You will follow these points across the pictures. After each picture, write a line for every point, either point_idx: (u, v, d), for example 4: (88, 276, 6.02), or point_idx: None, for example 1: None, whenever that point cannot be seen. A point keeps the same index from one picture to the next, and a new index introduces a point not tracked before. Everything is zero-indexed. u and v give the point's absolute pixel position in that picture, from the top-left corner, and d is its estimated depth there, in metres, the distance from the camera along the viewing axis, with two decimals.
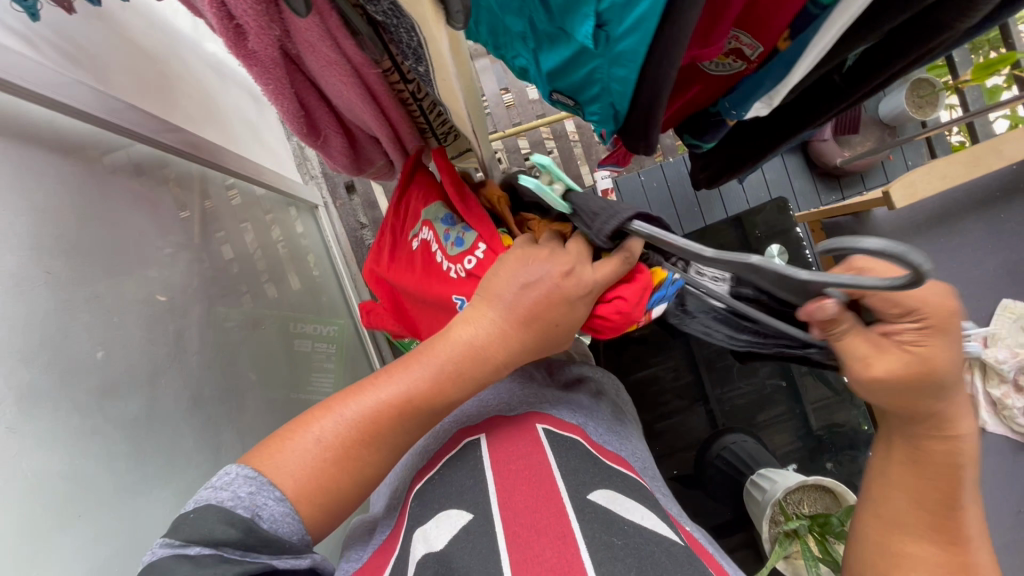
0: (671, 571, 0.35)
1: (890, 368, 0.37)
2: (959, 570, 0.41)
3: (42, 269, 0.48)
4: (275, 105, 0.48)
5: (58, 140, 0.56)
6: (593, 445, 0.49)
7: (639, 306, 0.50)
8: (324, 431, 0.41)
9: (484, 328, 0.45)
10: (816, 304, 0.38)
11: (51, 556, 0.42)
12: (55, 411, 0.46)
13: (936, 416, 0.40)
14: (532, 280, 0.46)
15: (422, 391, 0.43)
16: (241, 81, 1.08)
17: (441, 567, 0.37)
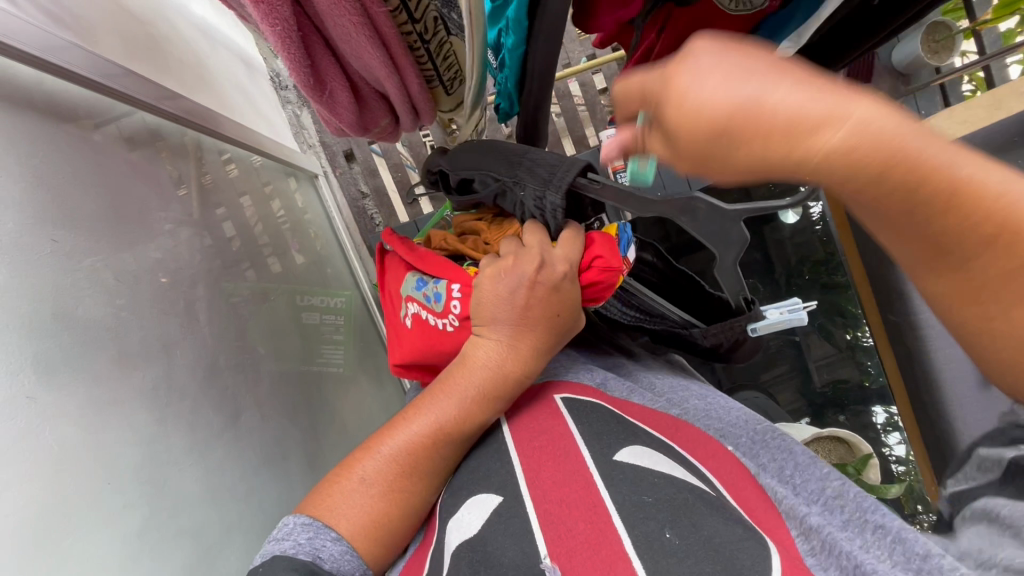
0: (704, 516, 0.34)
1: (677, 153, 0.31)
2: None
3: (46, 239, 0.47)
4: (280, 53, 0.46)
5: (48, 103, 0.54)
6: (616, 405, 0.47)
7: (615, 255, 0.48)
8: (367, 470, 0.43)
9: (492, 346, 0.46)
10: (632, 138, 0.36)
11: (86, 530, 0.42)
12: (74, 382, 0.45)
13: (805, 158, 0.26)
14: (527, 290, 0.45)
15: (448, 417, 0.44)
16: (231, 45, 1.04)
17: (476, 555, 0.36)
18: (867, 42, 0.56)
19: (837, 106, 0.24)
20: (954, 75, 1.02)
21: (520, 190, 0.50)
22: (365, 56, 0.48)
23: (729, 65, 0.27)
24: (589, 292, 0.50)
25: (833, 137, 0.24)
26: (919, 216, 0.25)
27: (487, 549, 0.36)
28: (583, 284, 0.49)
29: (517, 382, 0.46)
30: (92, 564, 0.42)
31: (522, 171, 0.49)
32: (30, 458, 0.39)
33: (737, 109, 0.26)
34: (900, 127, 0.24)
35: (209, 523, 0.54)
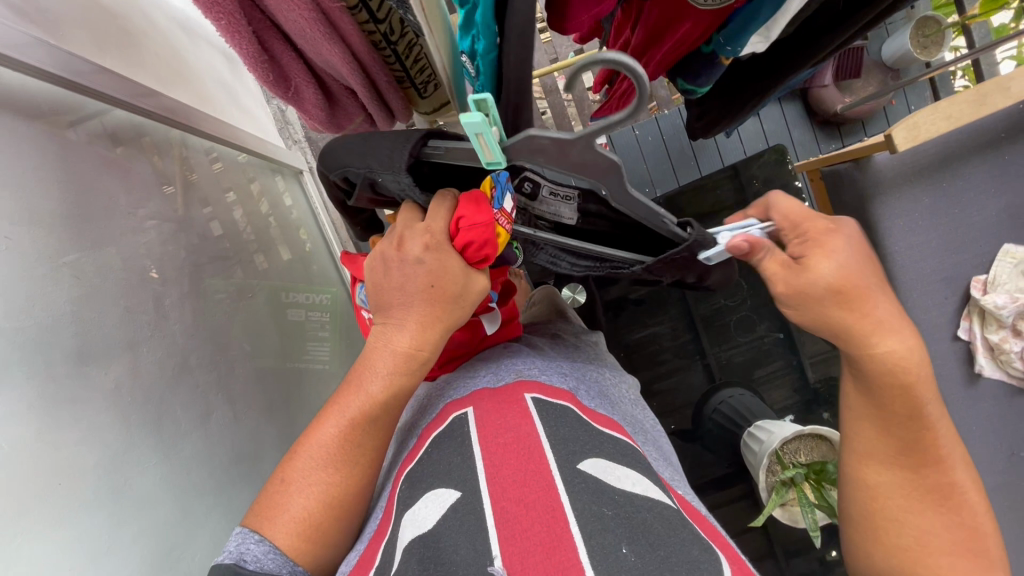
0: (662, 538, 0.33)
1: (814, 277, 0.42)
2: (932, 487, 0.43)
3: (2, 236, 0.46)
4: (232, 45, 0.45)
5: (13, 100, 0.53)
6: (584, 411, 0.46)
7: (480, 211, 0.48)
8: (287, 474, 0.46)
9: (383, 332, 0.48)
10: (736, 242, 0.45)
11: (39, 529, 0.41)
12: (27, 377, 0.44)
13: (855, 329, 0.42)
14: (398, 272, 0.48)
15: (352, 408, 0.47)
16: (214, 41, 1.03)
17: (427, 551, 0.35)
18: (842, 34, 0.54)
19: (897, 324, 0.42)
20: (942, 69, 1.00)
21: (377, 176, 0.53)
22: (326, 55, 0.48)
23: (853, 263, 0.42)
24: (470, 255, 0.49)
25: (892, 340, 0.42)
26: (890, 383, 0.42)
27: (438, 545, 0.35)
28: (460, 248, 0.49)
29: (410, 359, 0.47)
30: (42, 561, 0.41)
31: (373, 161, 0.52)
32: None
33: (860, 293, 0.42)
34: (921, 362, 0.43)
35: (173, 519, 0.53)
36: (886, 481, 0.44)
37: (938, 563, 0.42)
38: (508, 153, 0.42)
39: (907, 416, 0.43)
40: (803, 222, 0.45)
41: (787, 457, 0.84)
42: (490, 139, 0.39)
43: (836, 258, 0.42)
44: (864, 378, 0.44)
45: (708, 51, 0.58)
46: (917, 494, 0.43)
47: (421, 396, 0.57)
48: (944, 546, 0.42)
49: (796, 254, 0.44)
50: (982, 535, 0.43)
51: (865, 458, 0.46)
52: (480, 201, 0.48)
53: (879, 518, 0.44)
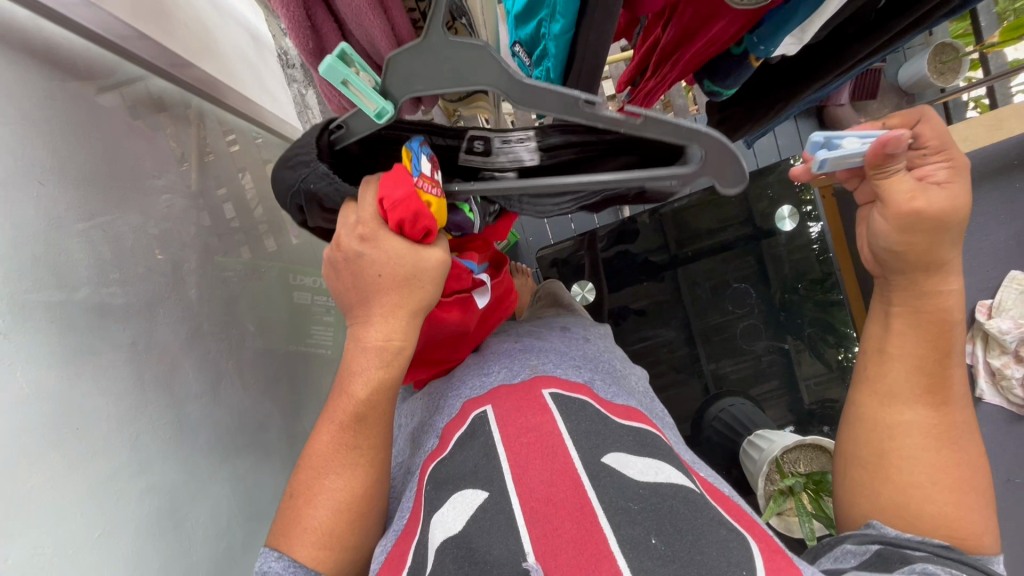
0: (688, 520, 0.33)
1: (927, 204, 0.42)
2: (947, 427, 0.47)
3: (32, 182, 0.46)
4: (280, 8, 0.46)
5: (49, 52, 0.53)
6: (602, 404, 0.46)
7: (399, 184, 0.45)
8: (295, 488, 0.47)
9: (352, 331, 0.48)
10: (896, 137, 0.41)
11: (54, 476, 0.41)
12: (51, 322, 0.44)
13: (929, 262, 0.44)
14: (349, 272, 0.47)
15: (339, 412, 0.47)
16: (241, 19, 1.04)
17: (462, 551, 0.34)
18: (870, 45, 0.55)
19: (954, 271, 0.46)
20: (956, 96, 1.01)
21: (310, 183, 0.50)
22: (366, 24, 0.47)
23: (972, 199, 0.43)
24: (410, 232, 0.46)
25: (951, 281, 0.45)
26: (929, 315, 0.46)
27: (471, 546, 0.34)
28: (398, 228, 0.46)
29: (381, 351, 0.46)
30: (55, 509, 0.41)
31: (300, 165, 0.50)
32: (5, 397, 0.39)
33: (964, 226, 0.43)
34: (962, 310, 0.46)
35: (180, 483, 0.53)
36: (909, 421, 0.47)
37: (940, 498, 0.45)
38: (393, 98, 0.42)
39: (941, 358, 0.47)
40: (945, 144, 0.42)
41: (787, 466, 0.84)
42: (357, 83, 0.41)
43: (967, 190, 0.42)
44: (910, 315, 0.47)
45: (738, 52, 0.59)
46: (930, 433, 0.47)
47: (432, 395, 0.58)
48: (950, 483, 0.45)
49: (936, 178, 0.43)
50: (978, 477, 0.46)
51: (889, 396, 0.49)
52: (397, 175, 0.45)
53: (892, 459, 0.47)
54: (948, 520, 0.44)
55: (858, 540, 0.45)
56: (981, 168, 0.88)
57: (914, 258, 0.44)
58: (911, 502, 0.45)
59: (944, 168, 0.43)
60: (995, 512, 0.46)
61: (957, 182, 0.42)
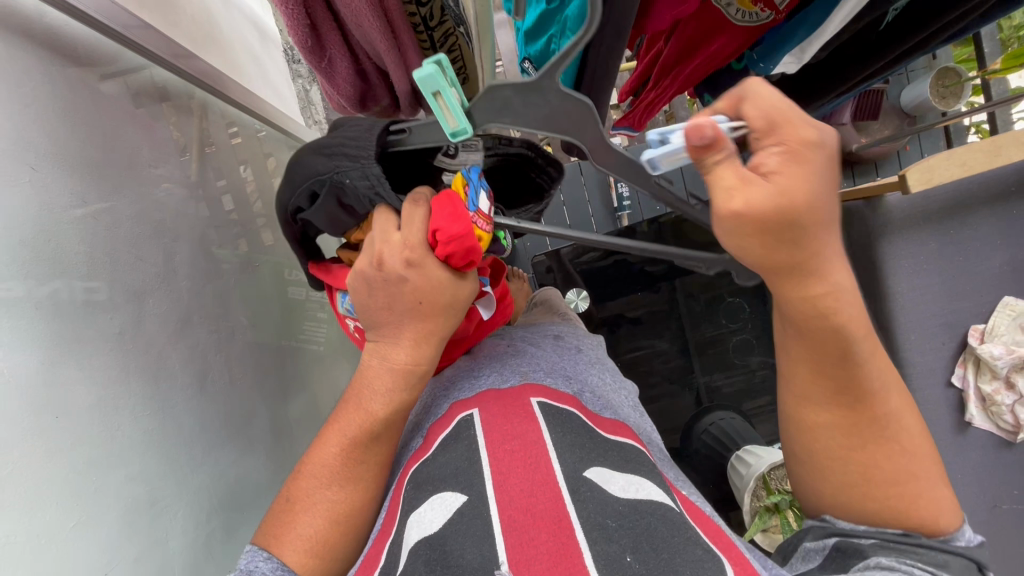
0: (665, 538, 0.33)
1: (751, 199, 0.33)
2: (867, 424, 0.43)
3: (25, 166, 0.46)
4: (281, 9, 0.45)
5: (50, 38, 0.53)
6: (588, 416, 0.46)
7: (457, 221, 0.45)
8: (293, 494, 0.46)
9: (378, 349, 0.48)
10: (694, 125, 0.34)
11: (34, 465, 0.41)
12: (38, 309, 0.44)
13: (804, 268, 0.37)
14: (384, 292, 0.47)
15: (352, 426, 0.47)
16: (248, 12, 1.04)
17: (434, 553, 0.34)
18: (869, 68, 0.55)
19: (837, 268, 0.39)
20: (957, 120, 1.01)
21: (343, 177, 0.48)
22: (365, 28, 0.47)
23: (824, 185, 0.34)
24: (454, 263, 0.47)
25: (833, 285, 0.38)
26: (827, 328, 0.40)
27: (445, 548, 0.34)
28: (442, 258, 0.47)
29: (408, 374, 0.47)
30: (37, 498, 0.40)
31: (336, 157, 0.48)
32: None
33: (819, 219, 0.35)
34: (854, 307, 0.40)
35: (162, 476, 0.52)
36: (824, 421, 0.45)
37: (880, 493, 0.43)
38: (475, 120, 0.39)
39: (842, 362, 0.42)
40: (777, 123, 0.34)
41: (774, 483, 0.84)
42: (448, 98, 0.37)
43: (811, 178, 0.34)
44: (798, 327, 0.41)
45: (739, 68, 0.60)
46: (848, 432, 0.44)
47: (423, 395, 0.57)
48: (884, 476, 0.43)
49: (766, 167, 0.34)
50: (918, 461, 0.43)
51: (806, 399, 0.46)
52: (453, 210, 0.45)
53: (828, 460, 0.46)
54: (893, 510, 0.43)
55: (816, 535, 0.46)
56: (992, 189, 0.86)
57: (773, 269, 0.38)
58: (855, 495, 0.44)
59: (780, 151, 0.34)
60: (948, 483, 0.44)
61: (798, 167, 0.34)
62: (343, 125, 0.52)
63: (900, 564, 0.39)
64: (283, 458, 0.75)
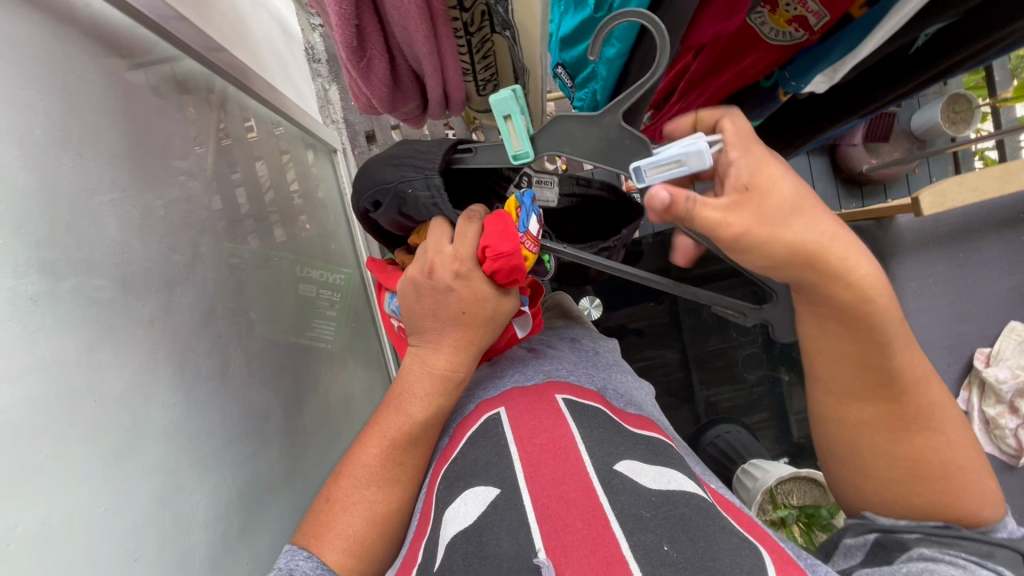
0: (700, 527, 0.33)
1: (749, 215, 0.35)
2: (903, 417, 0.43)
3: (69, 153, 0.47)
4: (332, 11, 0.45)
5: (94, 28, 0.54)
6: (615, 413, 0.47)
7: (508, 239, 0.46)
8: (333, 493, 0.47)
9: (419, 355, 0.49)
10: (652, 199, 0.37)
11: (69, 448, 0.41)
12: (77, 293, 0.44)
13: (825, 263, 0.36)
14: (431, 298, 0.48)
15: (393, 427, 0.47)
16: (274, 11, 1.06)
17: (470, 546, 0.34)
18: (896, 91, 0.57)
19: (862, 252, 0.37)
20: (967, 146, 1.03)
21: (409, 187, 0.52)
22: (411, 31, 0.48)
23: (792, 180, 0.37)
24: (500, 280, 0.48)
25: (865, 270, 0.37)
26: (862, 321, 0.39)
27: (481, 539, 0.34)
28: (489, 274, 0.48)
29: (447, 380, 0.48)
30: (72, 480, 0.41)
31: (405, 168, 0.52)
32: (31, 364, 0.39)
33: (811, 215, 0.36)
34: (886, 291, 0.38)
35: (187, 465, 0.53)
36: (866, 420, 0.44)
37: (924, 489, 0.44)
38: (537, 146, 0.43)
39: (876, 355, 0.41)
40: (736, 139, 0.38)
41: (780, 497, 0.85)
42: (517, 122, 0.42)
43: (786, 178, 0.36)
44: (835, 318, 0.40)
45: (767, 86, 0.61)
46: (884, 427, 0.44)
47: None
48: (926, 472, 0.43)
49: (741, 180, 0.37)
50: (957, 448, 0.44)
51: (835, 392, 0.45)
52: (505, 228, 0.46)
53: (866, 456, 0.45)
54: (936, 506, 0.44)
55: (855, 531, 0.46)
56: (990, 219, 0.89)
57: (796, 269, 0.37)
58: (897, 493, 0.45)
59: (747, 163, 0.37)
60: (990, 476, 0.45)
61: (771, 169, 0.36)
62: (408, 138, 0.55)
63: (944, 555, 0.40)
64: (296, 454, 0.75)
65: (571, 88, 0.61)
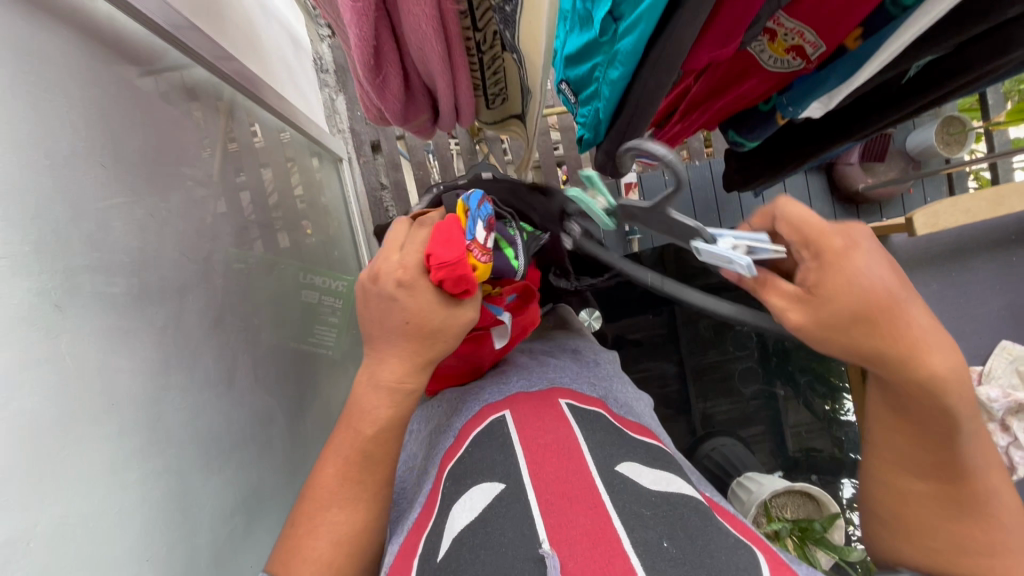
0: (699, 529, 0.35)
1: (808, 315, 0.37)
2: (958, 493, 0.41)
3: (90, 163, 0.48)
4: (353, 33, 0.47)
5: (115, 42, 0.56)
6: (616, 419, 0.49)
7: (449, 248, 0.45)
8: (296, 518, 0.46)
9: (367, 367, 0.49)
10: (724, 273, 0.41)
11: (84, 448, 0.42)
12: (96, 299, 0.46)
13: (893, 355, 0.36)
14: (375, 304, 0.48)
15: (346, 447, 0.47)
16: (285, 22, 1.08)
17: (477, 537, 0.35)
18: (890, 117, 0.59)
19: (942, 344, 0.36)
20: (961, 168, 1.05)
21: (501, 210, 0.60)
22: (427, 50, 0.50)
23: (878, 280, 0.35)
24: (447, 290, 0.46)
25: (941, 364, 0.36)
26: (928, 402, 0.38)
27: (486, 531, 0.36)
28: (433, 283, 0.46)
29: (394, 393, 0.48)
30: (86, 481, 0.42)
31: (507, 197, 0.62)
32: (57, 368, 0.41)
33: (888, 316, 0.35)
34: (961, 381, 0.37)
35: (194, 467, 0.54)
36: (921, 490, 0.43)
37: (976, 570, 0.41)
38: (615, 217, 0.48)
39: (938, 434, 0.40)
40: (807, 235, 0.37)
41: (775, 510, 0.86)
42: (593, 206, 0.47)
43: (857, 279, 0.35)
44: (897, 397, 0.39)
45: (766, 109, 0.63)
46: (936, 498, 0.42)
47: (450, 400, 0.58)
48: (983, 552, 0.40)
49: (810, 279, 0.37)
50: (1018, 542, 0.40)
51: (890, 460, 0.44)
52: (451, 238, 0.46)
53: (914, 528, 0.43)
54: None
55: None
56: (981, 240, 0.92)
57: (866, 358, 0.37)
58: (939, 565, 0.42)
59: (811, 261, 0.36)
60: None
61: (837, 265, 0.35)
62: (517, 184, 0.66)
63: None
64: (297, 459, 0.76)
65: (575, 103, 0.63)
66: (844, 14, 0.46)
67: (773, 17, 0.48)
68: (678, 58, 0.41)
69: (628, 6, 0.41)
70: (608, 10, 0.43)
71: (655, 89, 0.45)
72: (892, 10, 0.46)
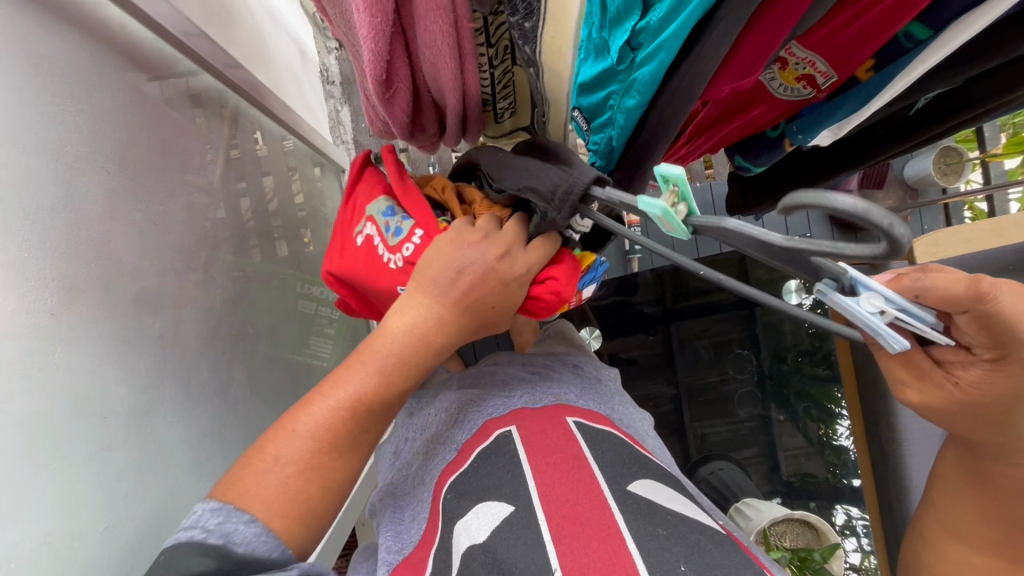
0: (717, 557, 0.34)
1: (928, 397, 0.39)
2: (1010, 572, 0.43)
3: (94, 169, 0.48)
4: (367, 48, 0.46)
5: (125, 49, 0.56)
6: (625, 437, 0.48)
7: (570, 284, 0.48)
8: (278, 450, 0.39)
9: (414, 309, 0.44)
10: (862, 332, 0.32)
11: (73, 462, 0.41)
12: (94, 307, 0.45)
13: (1006, 446, 0.40)
14: (465, 266, 0.44)
15: (363, 381, 0.41)
16: (294, 34, 1.08)
17: (488, 560, 0.35)
18: (897, 147, 0.59)
19: None
20: (958, 198, 1.06)
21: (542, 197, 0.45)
22: (439, 67, 0.50)
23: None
24: (531, 303, 0.49)
25: None
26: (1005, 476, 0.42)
27: (499, 562, 0.35)
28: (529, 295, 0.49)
29: (427, 350, 0.43)
30: (73, 496, 0.40)
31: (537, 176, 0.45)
32: (53, 379, 0.40)
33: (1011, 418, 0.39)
34: None
35: (183, 481, 0.52)
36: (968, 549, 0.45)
37: None
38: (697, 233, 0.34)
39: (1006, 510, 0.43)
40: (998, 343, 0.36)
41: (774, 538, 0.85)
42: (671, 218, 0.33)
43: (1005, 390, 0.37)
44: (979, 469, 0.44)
45: (774, 135, 0.63)
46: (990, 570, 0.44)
47: (451, 400, 0.56)
48: None
49: (963, 374, 0.38)
50: None
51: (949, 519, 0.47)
52: (574, 274, 0.49)
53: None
54: None
55: None
56: None
57: (965, 431, 0.41)
58: None
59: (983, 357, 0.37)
60: None
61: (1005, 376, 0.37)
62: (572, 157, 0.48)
63: None
64: None
65: (585, 130, 0.63)
66: (858, 44, 0.46)
67: (786, 47, 0.48)
68: (698, 84, 0.41)
69: (647, 35, 0.41)
70: (625, 39, 0.43)
71: (671, 117, 0.45)
72: (905, 43, 0.47)
